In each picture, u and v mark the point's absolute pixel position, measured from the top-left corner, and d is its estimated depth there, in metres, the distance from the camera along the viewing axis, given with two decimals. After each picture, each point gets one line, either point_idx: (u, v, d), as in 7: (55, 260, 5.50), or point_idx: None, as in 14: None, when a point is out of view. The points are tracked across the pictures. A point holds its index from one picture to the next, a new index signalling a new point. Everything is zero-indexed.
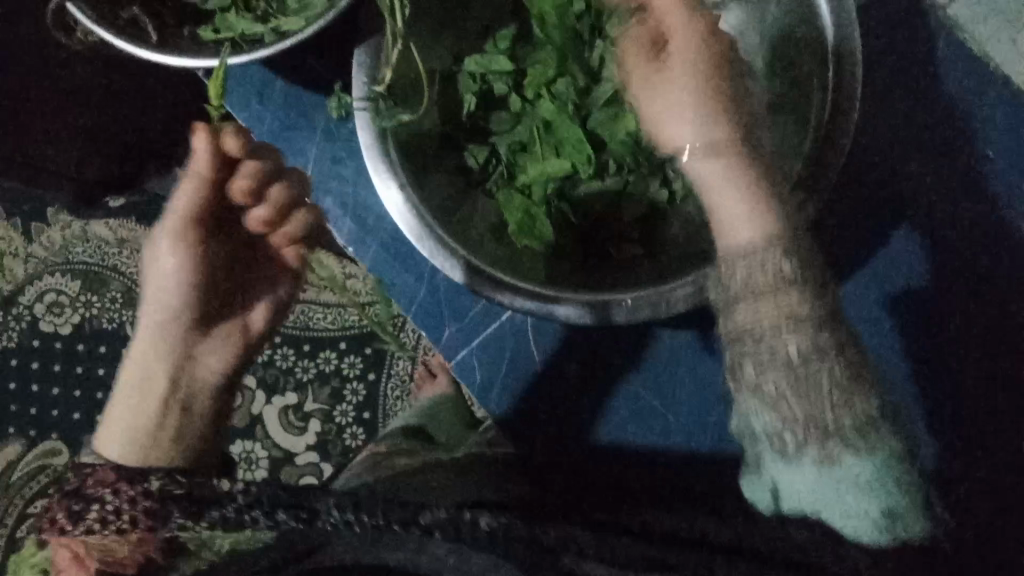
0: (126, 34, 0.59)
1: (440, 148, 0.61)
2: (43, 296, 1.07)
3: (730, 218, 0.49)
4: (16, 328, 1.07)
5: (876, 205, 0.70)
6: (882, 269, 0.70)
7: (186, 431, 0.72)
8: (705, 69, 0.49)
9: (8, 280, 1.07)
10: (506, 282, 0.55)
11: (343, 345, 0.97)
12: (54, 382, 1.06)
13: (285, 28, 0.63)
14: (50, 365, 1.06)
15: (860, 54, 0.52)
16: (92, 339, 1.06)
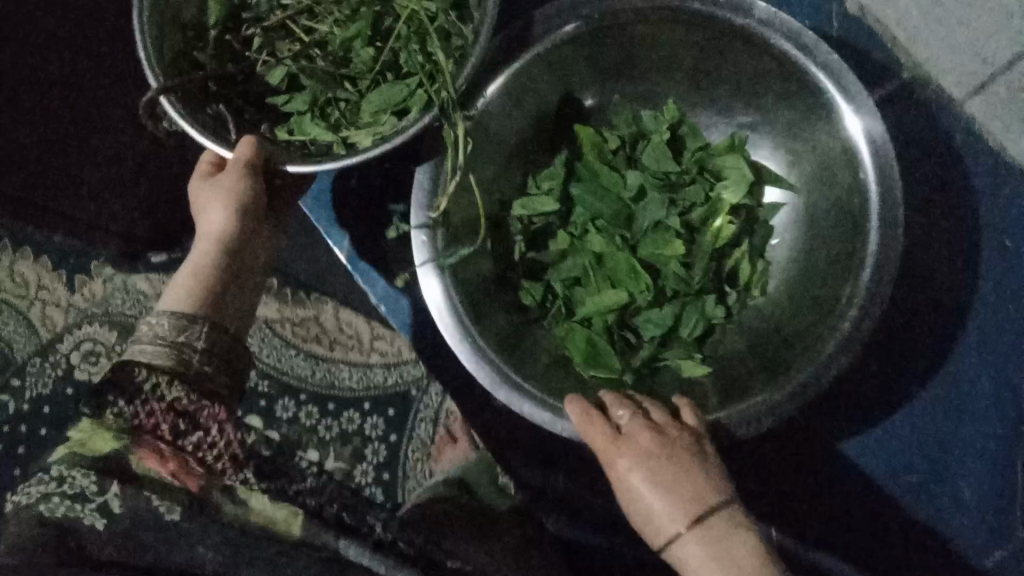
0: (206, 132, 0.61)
1: (499, 286, 0.65)
2: (79, 346, 1.03)
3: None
4: (50, 377, 1.03)
5: (920, 295, 0.73)
6: (943, 372, 0.72)
7: (235, 291, 0.64)
8: (682, 492, 0.51)
9: (48, 329, 1.04)
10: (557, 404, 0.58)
11: (366, 406, 0.91)
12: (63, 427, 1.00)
13: (354, 139, 0.64)
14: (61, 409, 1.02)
15: (898, 164, 0.55)
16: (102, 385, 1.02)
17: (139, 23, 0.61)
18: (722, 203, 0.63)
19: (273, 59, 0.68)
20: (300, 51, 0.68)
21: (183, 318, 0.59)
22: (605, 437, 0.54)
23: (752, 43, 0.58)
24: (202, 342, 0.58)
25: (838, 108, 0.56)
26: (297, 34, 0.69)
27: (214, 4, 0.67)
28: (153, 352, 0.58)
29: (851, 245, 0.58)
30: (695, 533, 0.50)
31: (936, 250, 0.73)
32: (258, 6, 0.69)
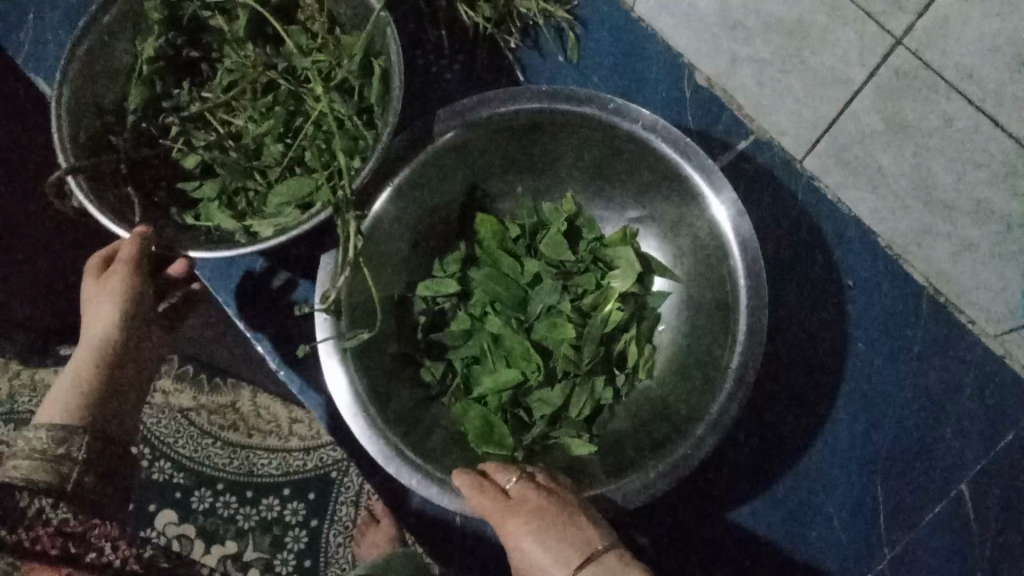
0: (114, 213, 0.64)
1: (401, 365, 0.69)
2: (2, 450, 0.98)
3: None
4: None
5: (815, 354, 0.75)
6: (837, 433, 0.74)
7: (113, 400, 0.67)
8: (552, 529, 0.55)
9: None
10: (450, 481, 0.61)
11: None
12: None
13: (257, 228, 0.67)
14: None
15: (761, 251, 0.62)
16: None
17: (56, 110, 0.64)
18: (612, 288, 0.69)
19: (189, 147, 0.70)
20: (214, 141, 0.70)
21: (61, 431, 0.64)
22: (498, 503, 0.57)
23: (629, 139, 0.65)
24: (79, 451, 0.64)
25: (706, 201, 0.63)
26: (213, 125, 0.70)
27: (135, 92, 0.69)
28: (30, 468, 0.63)
29: (725, 328, 0.64)
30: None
31: (812, 312, 0.75)
32: (179, 95, 0.71)
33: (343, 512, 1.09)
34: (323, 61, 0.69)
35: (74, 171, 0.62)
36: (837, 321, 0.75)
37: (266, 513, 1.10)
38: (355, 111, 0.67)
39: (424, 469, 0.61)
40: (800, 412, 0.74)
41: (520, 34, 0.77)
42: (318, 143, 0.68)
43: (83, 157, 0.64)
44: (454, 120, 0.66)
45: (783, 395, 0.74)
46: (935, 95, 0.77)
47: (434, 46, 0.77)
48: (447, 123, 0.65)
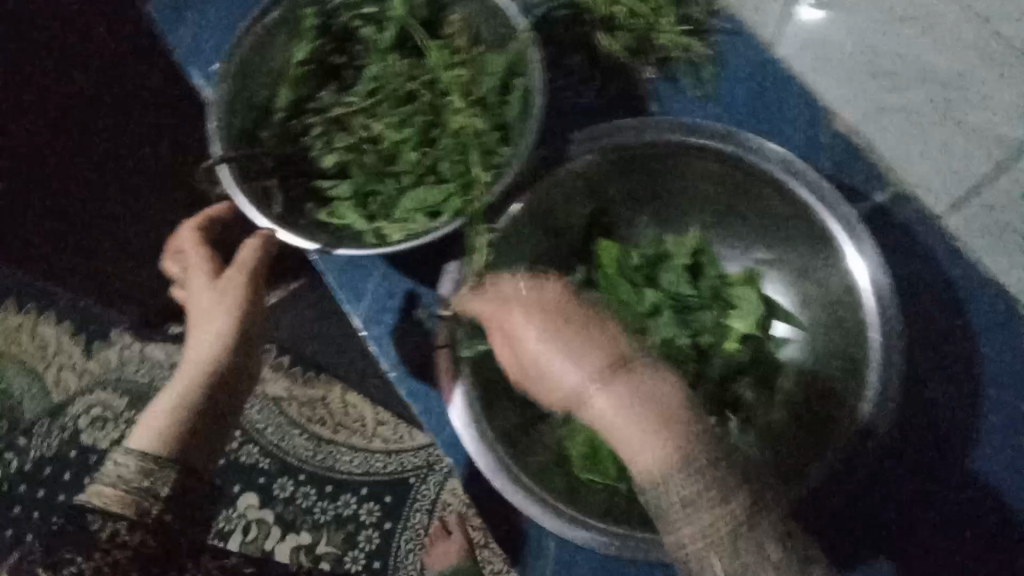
0: (257, 202, 0.67)
1: (509, 382, 0.69)
2: (90, 409, 1.19)
3: (631, 451, 0.54)
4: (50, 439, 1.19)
5: (936, 421, 0.71)
6: (961, 505, 0.69)
7: (213, 411, 0.68)
8: (567, 321, 0.58)
9: (58, 391, 1.19)
10: (552, 502, 0.65)
11: (365, 492, 1.17)
12: (61, 489, 1.17)
13: (386, 230, 0.68)
14: (77, 475, 1.18)
15: (897, 310, 0.60)
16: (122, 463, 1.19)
17: (214, 104, 0.68)
18: (732, 328, 0.68)
19: (327, 147, 0.72)
20: (352, 144, 0.72)
21: (150, 462, 0.63)
22: (493, 306, 0.61)
23: (768, 183, 0.66)
24: (164, 488, 0.63)
25: (841, 249, 0.62)
26: (352, 128, 0.73)
27: (285, 91, 0.72)
28: (115, 497, 0.62)
29: (853, 384, 0.62)
30: (615, 379, 0.55)
31: (943, 374, 0.71)
32: (324, 98, 0.74)
33: (417, 519, 1.16)
34: (464, 75, 0.69)
35: (223, 160, 0.66)
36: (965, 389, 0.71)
37: (343, 508, 1.17)
38: (493, 128, 0.68)
39: (531, 487, 0.65)
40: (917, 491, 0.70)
41: (658, 66, 0.75)
42: (452, 154, 0.69)
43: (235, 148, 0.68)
44: (590, 142, 0.67)
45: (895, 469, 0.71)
46: None
47: (570, 72, 0.75)
48: (584, 147, 0.67)
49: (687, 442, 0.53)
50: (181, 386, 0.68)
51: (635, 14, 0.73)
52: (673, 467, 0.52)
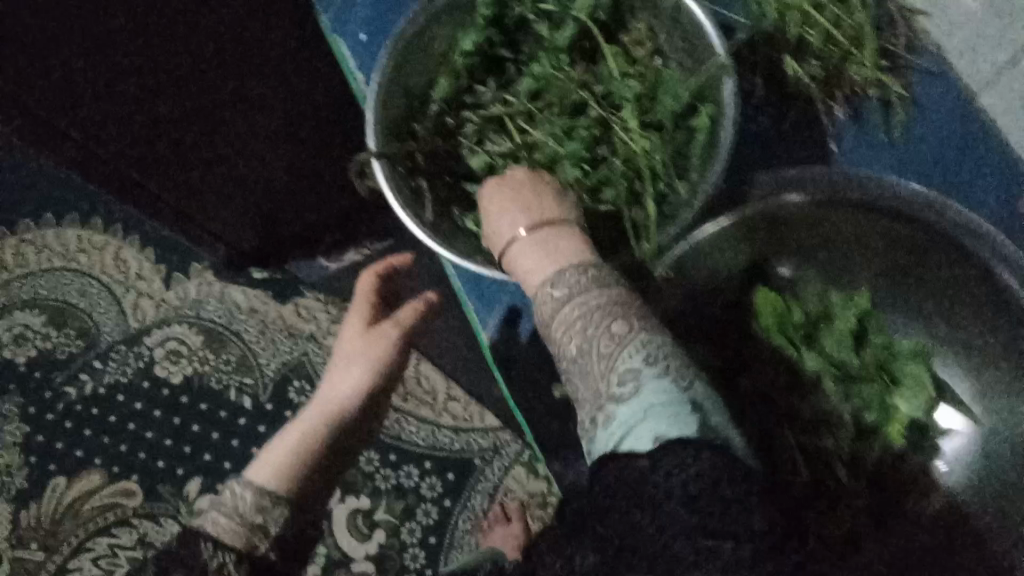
0: (404, 203, 0.62)
1: None
2: (165, 342, 1.38)
3: (537, 267, 0.56)
4: (136, 363, 1.37)
5: None
6: None
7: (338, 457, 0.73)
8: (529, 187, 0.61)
9: (176, 323, 1.39)
10: None
11: (427, 466, 1.28)
12: (177, 412, 1.35)
13: None
14: (179, 398, 1.35)
15: None
16: (204, 396, 1.35)
17: (375, 93, 0.63)
18: (897, 410, 0.62)
19: (479, 148, 0.68)
20: (507, 149, 0.66)
21: (268, 498, 0.64)
22: (498, 190, 0.61)
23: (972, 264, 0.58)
24: (276, 527, 0.63)
25: None
26: (509, 131, 0.67)
27: (443, 82, 0.67)
28: (228, 528, 0.61)
29: None
30: (535, 230, 0.57)
31: None
32: (482, 93, 0.68)
33: (476, 501, 1.26)
34: (638, 87, 0.64)
35: (378, 155, 0.61)
36: None
37: (403, 479, 1.28)
38: (669, 154, 0.63)
39: None
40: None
41: (847, 100, 0.69)
42: (617, 178, 0.64)
43: (392, 143, 0.64)
44: (790, 188, 0.63)
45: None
46: None
47: (746, 92, 0.70)
48: (782, 191, 0.63)
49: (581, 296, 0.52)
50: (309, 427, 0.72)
51: (832, 42, 0.66)
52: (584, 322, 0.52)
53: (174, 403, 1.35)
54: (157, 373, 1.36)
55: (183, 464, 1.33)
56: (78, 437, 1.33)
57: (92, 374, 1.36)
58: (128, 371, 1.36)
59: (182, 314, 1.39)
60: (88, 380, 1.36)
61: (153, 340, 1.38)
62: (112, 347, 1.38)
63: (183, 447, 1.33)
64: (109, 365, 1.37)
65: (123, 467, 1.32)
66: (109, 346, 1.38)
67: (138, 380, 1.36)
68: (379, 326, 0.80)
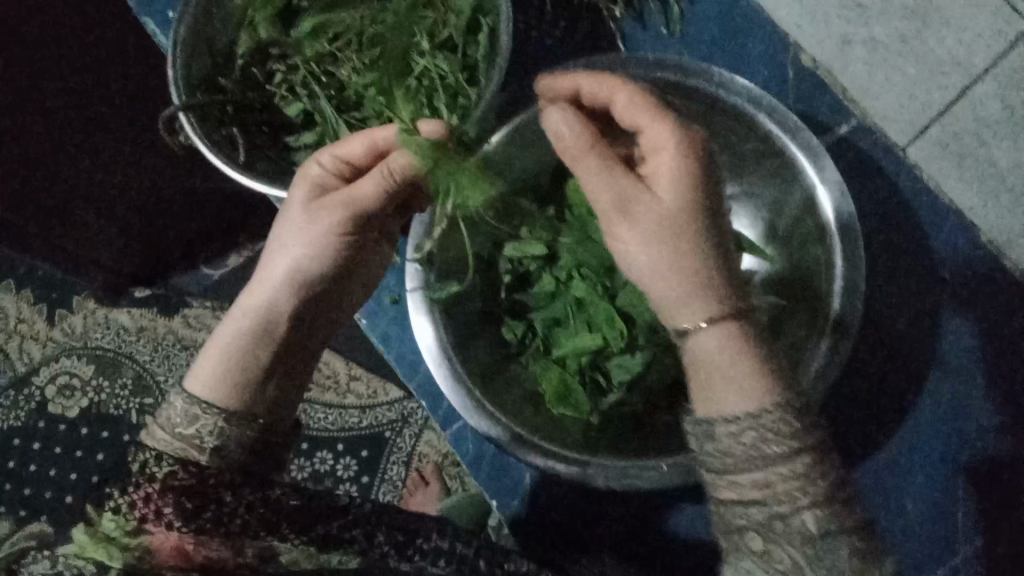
0: (219, 150, 0.67)
1: (483, 323, 0.72)
2: (56, 377, 1.35)
3: (720, 394, 0.51)
4: (30, 404, 1.35)
5: (899, 352, 0.71)
6: (939, 412, 0.71)
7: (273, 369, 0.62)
8: (683, 224, 0.51)
9: (63, 356, 1.36)
10: (532, 441, 0.65)
11: (340, 447, 1.26)
12: (79, 444, 1.32)
13: None
14: (79, 428, 1.33)
15: (858, 228, 0.62)
16: (100, 422, 1.33)
17: (172, 52, 0.67)
18: None
19: (292, 95, 0.72)
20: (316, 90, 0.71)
21: (197, 407, 0.58)
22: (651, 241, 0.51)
23: (721, 109, 0.66)
24: (212, 440, 0.58)
25: (809, 184, 0.64)
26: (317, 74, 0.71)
27: (244, 38, 0.71)
28: (164, 441, 0.58)
29: (814, 307, 0.65)
30: (716, 329, 0.50)
31: (909, 306, 0.72)
32: (286, 43, 0.72)
33: (394, 470, 1.25)
34: (430, 18, 0.70)
35: (185, 108, 0.65)
36: (925, 322, 0.71)
37: (319, 465, 1.26)
38: (459, 70, 0.69)
39: (506, 432, 0.65)
40: (888, 418, 0.71)
41: (625, 4, 0.75)
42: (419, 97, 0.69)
43: (195, 95, 0.68)
44: (562, 80, 0.67)
45: (864, 387, 0.71)
46: (998, 38, 0.78)
47: (536, 12, 0.75)
48: None
49: (791, 451, 0.49)
50: (233, 331, 0.61)
51: None
52: (784, 458, 0.49)
53: (72, 436, 1.32)
54: (51, 411, 1.34)
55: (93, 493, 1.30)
56: None
57: None
58: (23, 414, 1.35)
59: (69, 348, 1.36)
60: None
61: (44, 378, 1.36)
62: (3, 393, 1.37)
63: (89, 477, 1.30)
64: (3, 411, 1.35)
65: (29, 510, 1.30)
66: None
67: (34, 420, 1.34)
68: (348, 195, 0.61)
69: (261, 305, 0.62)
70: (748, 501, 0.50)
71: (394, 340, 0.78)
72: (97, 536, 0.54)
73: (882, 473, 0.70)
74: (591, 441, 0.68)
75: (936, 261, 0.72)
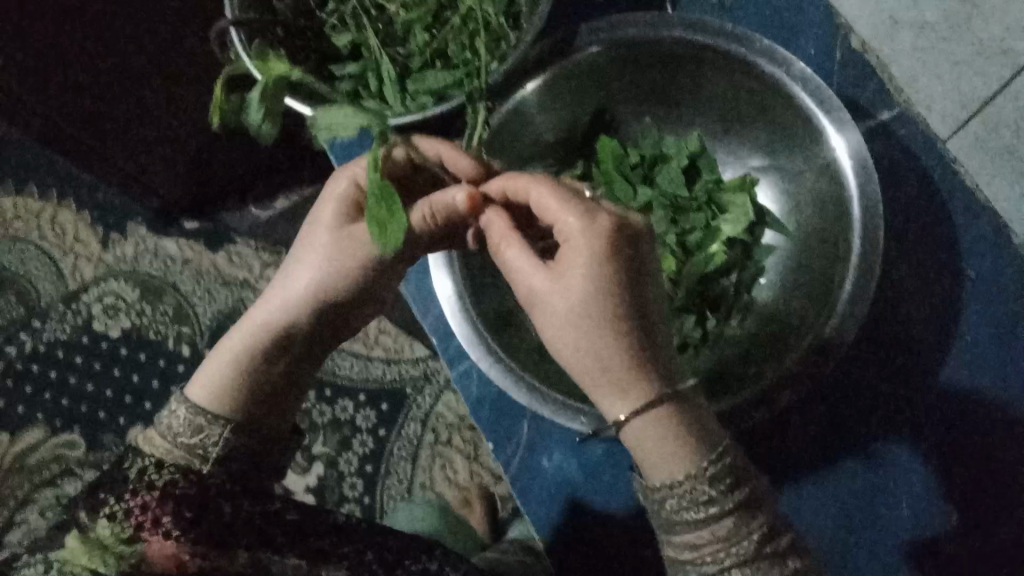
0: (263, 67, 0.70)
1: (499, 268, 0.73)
2: (103, 297, 1.37)
3: (656, 462, 0.51)
4: (74, 318, 1.36)
5: (915, 346, 0.70)
6: (951, 410, 0.69)
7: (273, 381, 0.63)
8: (600, 307, 0.51)
9: (110, 278, 1.38)
10: (533, 384, 0.66)
11: (362, 397, 1.25)
12: (118, 364, 1.33)
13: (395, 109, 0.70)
14: (119, 349, 1.34)
15: (882, 201, 0.61)
16: (138, 345, 1.34)
17: None
18: (721, 232, 0.70)
19: (342, 27, 0.74)
20: (362, 21, 0.73)
21: (201, 417, 0.59)
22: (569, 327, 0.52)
23: (754, 75, 0.66)
24: (216, 450, 0.59)
25: (836, 154, 0.63)
26: (366, 7, 0.73)
27: None
28: (163, 449, 0.59)
29: (832, 278, 0.64)
30: (644, 416, 0.51)
31: (932, 300, 0.70)
32: None
33: (410, 429, 1.23)
34: None
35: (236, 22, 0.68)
36: (949, 318, 0.70)
37: (340, 413, 1.25)
38: (502, 12, 0.69)
39: (505, 370, 0.66)
40: (897, 412, 0.69)
41: None
42: (461, 35, 0.69)
43: (248, 12, 0.70)
44: (602, 34, 0.67)
45: (879, 377, 0.70)
46: None
47: None
48: (594, 39, 0.67)
49: (718, 513, 0.50)
50: (243, 343, 0.62)
51: None
52: (720, 521, 0.50)
53: (112, 355, 1.34)
54: (95, 328, 1.35)
55: (123, 414, 1.32)
56: (20, 394, 1.33)
57: (31, 334, 1.36)
58: (66, 328, 1.35)
59: (117, 271, 1.38)
60: (27, 340, 1.36)
61: (90, 296, 1.37)
62: (50, 306, 1.37)
63: (123, 397, 1.32)
64: (47, 323, 1.36)
65: (64, 420, 1.31)
66: (46, 305, 1.37)
67: (78, 336, 1.35)
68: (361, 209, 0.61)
69: (271, 318, 0.63)
70: (684, 559, 0.51)
71: (415, 278, 0.81)
72: (89, 542, 0.50)
73: (873, 484, 0.69)
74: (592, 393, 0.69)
75: (969, 259, 0.70)
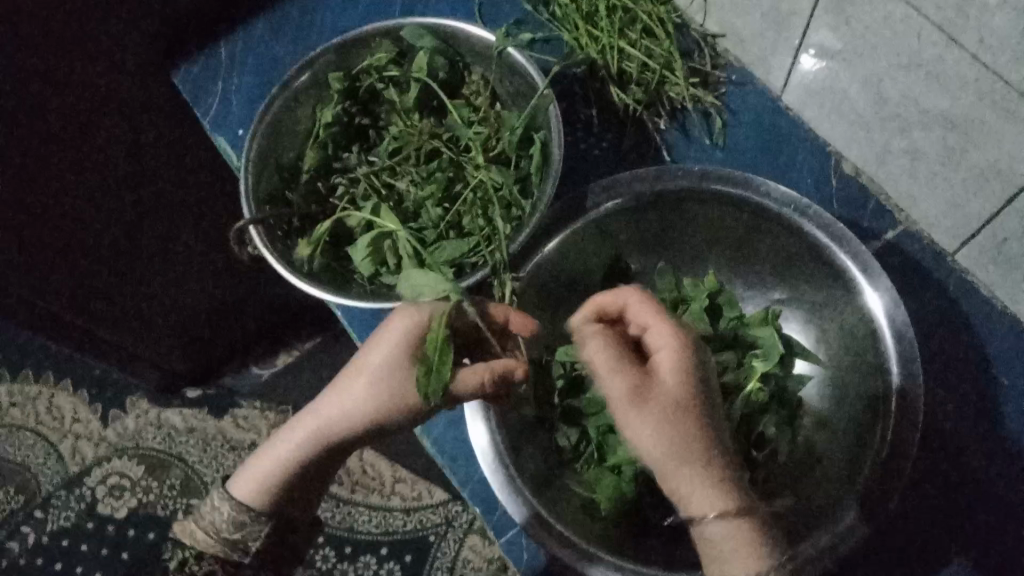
0: (283, 259, 0.70)
1: (535, 426, 0.72)
2: (107, 478, 1.33)
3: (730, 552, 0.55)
4: (77, 506, 1.32)
5: (960, 455, 0.70)
6: (1007, 515, 0.68)
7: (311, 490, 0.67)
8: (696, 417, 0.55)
9: (114, 456, 1.35)
10: (593, 554, 0.63)
11: (384, 550, 1.21)
12: (124, 548, 1.28)
13: None
14: (127, 530, 1.29)
15: (912, 327, 0.62)
16: (143, 524, 1.29)
17: (244, 167, 0.72)
18: (754, 370, 0.68)
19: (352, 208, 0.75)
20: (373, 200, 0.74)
21: (242, 513, 0.65)
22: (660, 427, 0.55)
23: (768, 217, 0.68)
24: (255, 543, 0.65)
25: (860, 286, 0.64)
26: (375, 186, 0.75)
27: (310, 153, 0.75)
28: (204, 542, 0.65)
29: (875, 405, 0.64)
30: (732, 516, 0.54)
31: (967, 406, 0.71)
32: (349, 159, 0.76)
33: None
34: (483, 133, 0.73)
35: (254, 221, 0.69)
36: (988, 422, 0.70)
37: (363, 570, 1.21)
38: (513, 180, 0.71)
39: (559, 541, 0.64)
40: (953, 524, 0.69)
41: (669, 116, 0.79)
42: (475, 208, 0.71)
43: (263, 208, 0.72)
44: (611, 195, 0.70)
45: (931, 489, 0.69)
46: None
47: (585, 125, 0.81)
48: (602, 199, 0.70)
49: None
50: (279, 451, 0.65)
51: (648, 70, 0.77)
52: None
53: (119, 538, 1.29)
54: (102, 512, 1.30)
55: None
56: None
57: (35, 524, 1.31)
58: (71, 516, 1.31)
59: (121, 448, 1.35)
60: (30, 532, 1.31)
61: (94, 479, 1.33)
62: (53, 494, 1.34)
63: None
64: (51, 513, 1.32)
65: None
66: (51, 493, 1.34)
67: (83, 522, 1.31)
68: (398, 347, 0.61)
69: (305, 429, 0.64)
70: None
71: (447, 444, 0.78)
72: None
73: None
74: (652, 552, 0.67)
75: (997, 361, 0.71)
